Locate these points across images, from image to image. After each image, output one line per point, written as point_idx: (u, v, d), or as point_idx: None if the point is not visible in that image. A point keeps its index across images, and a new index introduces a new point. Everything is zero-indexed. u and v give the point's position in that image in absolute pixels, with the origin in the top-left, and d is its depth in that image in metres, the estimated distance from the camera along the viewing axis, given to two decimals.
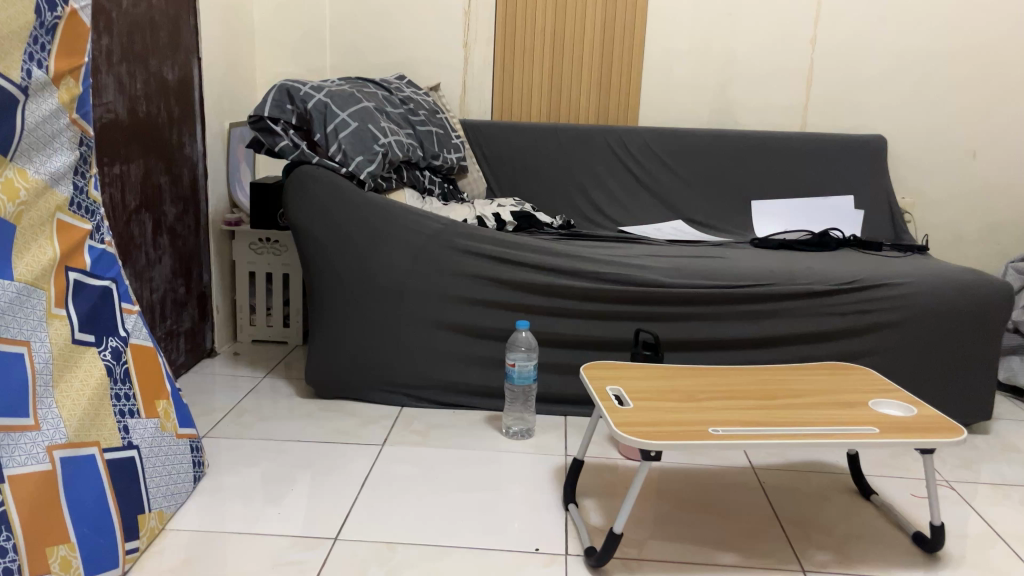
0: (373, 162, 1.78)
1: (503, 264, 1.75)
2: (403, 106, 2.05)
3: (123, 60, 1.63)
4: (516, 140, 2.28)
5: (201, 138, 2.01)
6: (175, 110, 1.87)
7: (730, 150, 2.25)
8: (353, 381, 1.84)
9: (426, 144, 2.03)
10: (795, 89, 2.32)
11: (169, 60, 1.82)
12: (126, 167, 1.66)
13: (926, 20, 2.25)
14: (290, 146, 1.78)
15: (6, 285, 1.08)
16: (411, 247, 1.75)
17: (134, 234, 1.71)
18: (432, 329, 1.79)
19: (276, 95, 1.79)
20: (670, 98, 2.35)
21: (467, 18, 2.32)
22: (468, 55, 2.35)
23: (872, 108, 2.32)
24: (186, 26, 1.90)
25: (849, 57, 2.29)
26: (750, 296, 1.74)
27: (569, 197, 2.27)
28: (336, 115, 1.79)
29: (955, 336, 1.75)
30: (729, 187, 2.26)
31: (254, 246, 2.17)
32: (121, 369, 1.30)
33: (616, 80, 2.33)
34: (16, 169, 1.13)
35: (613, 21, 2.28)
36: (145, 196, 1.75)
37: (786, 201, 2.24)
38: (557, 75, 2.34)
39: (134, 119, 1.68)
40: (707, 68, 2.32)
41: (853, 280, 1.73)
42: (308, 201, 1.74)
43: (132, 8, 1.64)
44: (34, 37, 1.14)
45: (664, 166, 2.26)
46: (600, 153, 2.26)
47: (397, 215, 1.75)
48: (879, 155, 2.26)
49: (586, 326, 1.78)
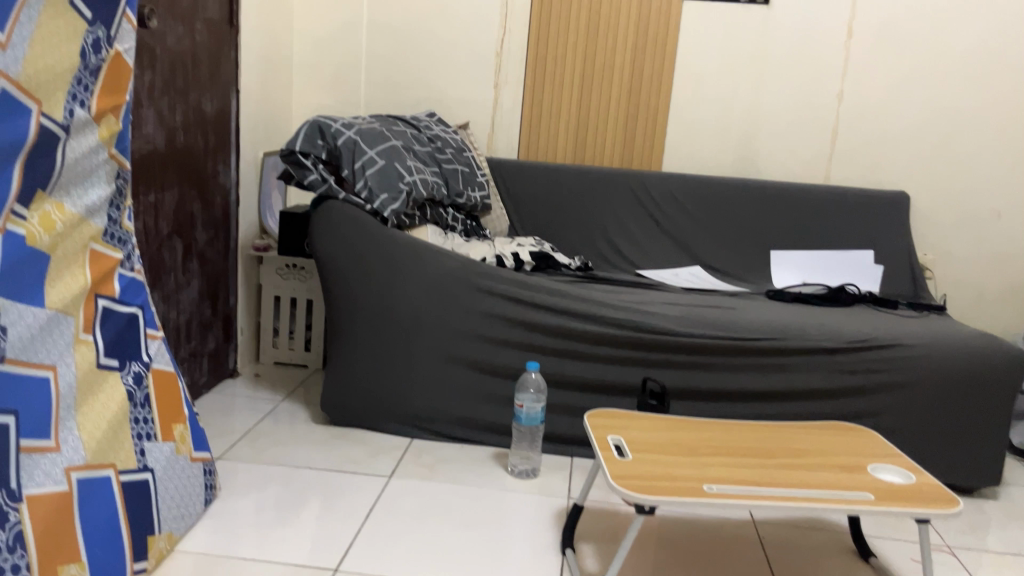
0: (398, 201, 1.85)
1: (518, 304, 1.78)
2: (430, 144, 2.11)
3: (164, 93, 1.69)
4: (541, 179, 2.33)
5: (235, 166, 2.08)
6: (212, 140, 1.94)
7: (752, 199, 2.27)
8: (367, 411, 1.88)
9: (451, 182, 2.09)
10: (820, 140, 2.32)
11: (208, 92, 1.89)
12: (162, 195, 1.73)
13: (953, 78, 2.26)
14: (319, 180, 1.86)
15: (36, 312, 1.15)
16: (429, 282, 1.80)
17: (165, 259, 1.77)
18: (445, 364, 1.83)
19: (308, 131, 1.88)
20: (695, 144, 2.36)
21: (499, 60, 2.38)
22: (498, 95, 2.40)
23: (897, 164, 2.32)
24: (227, 61, 1.98)
25: (876, 111, 2.30)
26: (762, 350, 1.75)
27: (591, 238, 2.31)
28: (363, 152, 1.86)
29: (964, 399, 1.74)
30: (749, 236, 2.27)
31: (280, 271, 2.24)
32: (141, 393, 1.36)
33: (642, 126, 2.36)
34: (54, 204, 1.20)
35: (641, 69, 2.32)
36: (178, 222, 1.81)
37: (805, 252, 2.25)
38: (584, 118, 2.38)
39: (172, 149, 1.75)
40: (732, 115, 2.33)
41: (864, 339, 1.74)
42: (333, 233, 1.82)
43: (175, 45, 1.71)
44: (78, 78, 1.22)
45: (685, 212, 2.29)
46: (622, 197, 2.30)
47: (417, 251, 1.81)
48: (902, 211, 2.26)
49: (597, 371, 1.79)
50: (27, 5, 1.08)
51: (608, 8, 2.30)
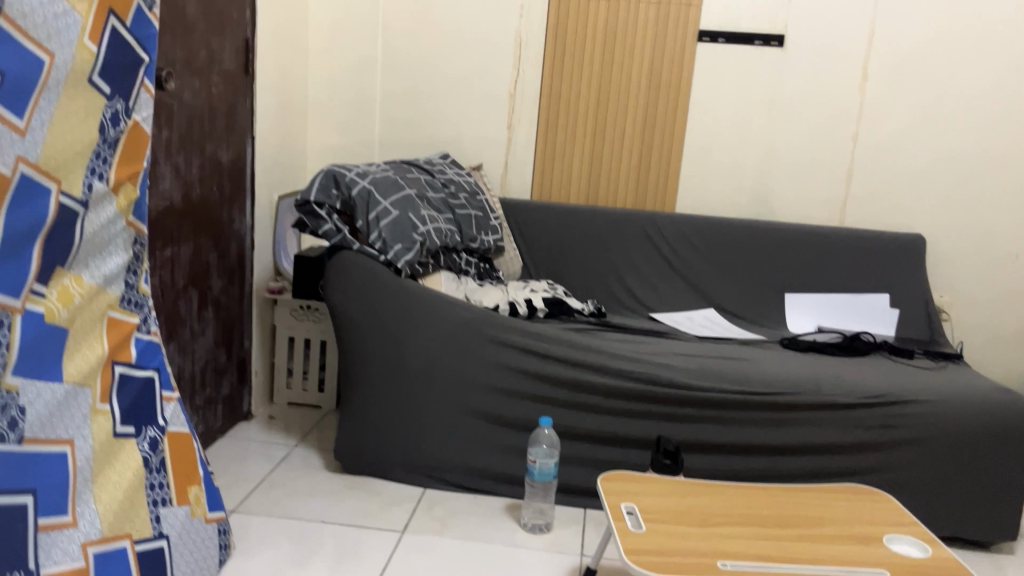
0: (411, 251, 1.85)
1: (532, 357, 1.78)
2: (444, 190, 2.12)
3: (180, 149, 1.71)
4: (554, 221, 2.33)
5: (250, 211, 2.09)
6: (227, 189, 1.95)
7: (766, 241, 2.26)
8: (381, 460, 1.89)
9: (464, 228, 2.10)
10: (835, 181, 2.30)
11: (223, 142, 1.90)
12: (178, 249, 1.74)
13: (970, 119, 2.22)
14: (334, 230, 1.87)
15: (55, 388, 1.16)
16: (443, 334, 1.80)
17: (181, 310, 1.78)
18: (458, 415, 1.83)
19: (322, 180, 1.90)
20: (709, 185, 2.35)
21: (512, 100, 2.38)
22: (511, 135, 2.40)
23: (912, 207, 2.28)
24: (242, 109, 1.99)
25: (891, 153, 2.27)
26: (776, 405, 1.74)
27: (604, 280, 2.30)
28: (378, 203, 1.88)
29: (981, 455, 1.72)
30: (763, 278, 2.26)
31: (294, 312, 2.26)
32: (157, 458, 1.36)
33: (655, 168, 2.35)
34: (72, 277, 1.22)
35: (655, 110, 2.32)
36: (194, 273, 1.82)
37: (817, 295, 2.24)
38: (597, 159, 2.37)
39: (188, 202, 1.77)
40: (746, 157, 2.32)
41: (879, 395, 1.73)
42: (346, 284, 1.82)
43: (192, 100, 1.73)
44: (97, 152, 1.24)
45: (699, 254, 2.28)
46: (636, 239, 2.30)
47: (431, 302, 1.81)
48: (918, 254, 2.24)
49: (610, 424, 1.79)
50: (47, 89, 1.09)
51: (621, 50, 2.29)
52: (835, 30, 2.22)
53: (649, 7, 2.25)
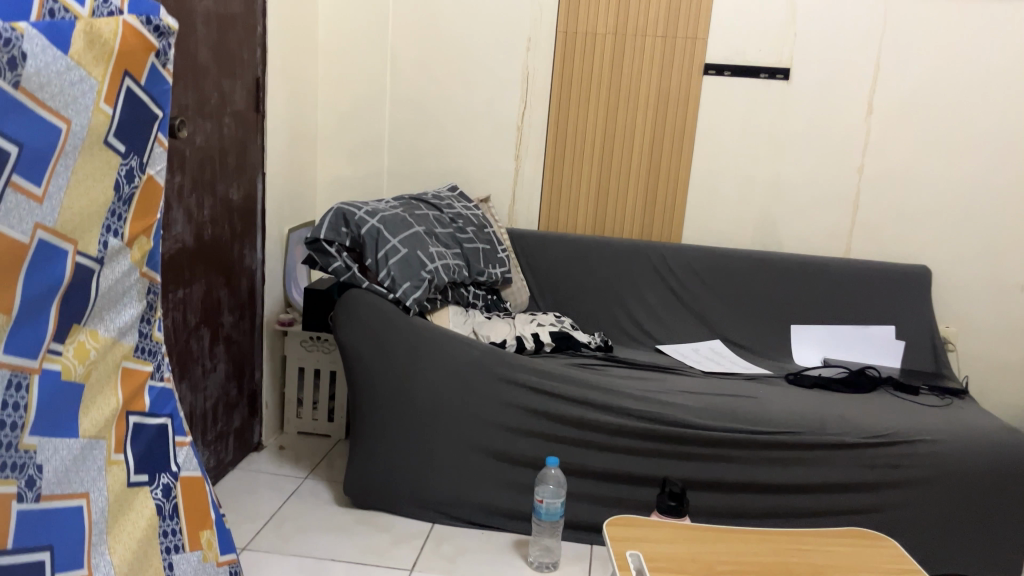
0: (420, 289, 1.88)
1: (538, 395, 1.79)
2: (452, 224, 2.15)
3: (192, 192, 1.74)
4: (561, 252, 2.34)
5: (261, 246, 2.12)
6: (239, 226, 1.98)
7: (773, 273, 2.27)
8: (390, 496, 1.91)
9: (472, 262, 2.13)
10: (841, 212, 2.31)
11: (235, 181, 1.93)
12: (189, 289, 1.77)
13: (977, 151, 2.23)
14: (343, 267, 1.90)
15: (71, 443, 1.19)
16: (450, 371, 1.82)
17: (193, 349, 1.81)
18: (466, 451, 1.84)
19: (332, 218, 1.94)
20: (715, 216, 2.37)
21: (520, 132, 2.40)
22: (518, 167, 2.42)
23: (918, 239, 2.29)
24: (254, 146, 2.02)
25: (896, 185, 2.28)
26: (781, 443, 1.75)
27: (611, 310, 2.32)
28: (387, 241, 1.91)
29: (986, 494, 1.73)
30: (769, 310, 2.27)
31: (305, 343, 2.28)
32: (170, 504, 1.38)
33: (662, 200, 2.37)
34: (88, 332, 1.24)
35: (661, 142, 2.33)
36: (205, 312, 1.85)
37: (823, 328, 2.25)
38: (604, 190, 2.39)
39: (200, 243, 1.80)
40: (752, 189, 2.33)
41: (884, 434, 1.74)
42: (356, 322, 1.85)
43: (204, 143, 1.76)
44: (113, 210, 1.26)
45: (705, 285, 2.29)
46: (643, 270, 2.31)
47: (439, 339, 1.83)
48: (924, 286, 2.24)
49: (617, 461, 1.80)
50: (63, 156, 1.11)
51: (628, 82, 2.32)
52: (840, 62, 2.24)
53: (655, 41, 2.27)
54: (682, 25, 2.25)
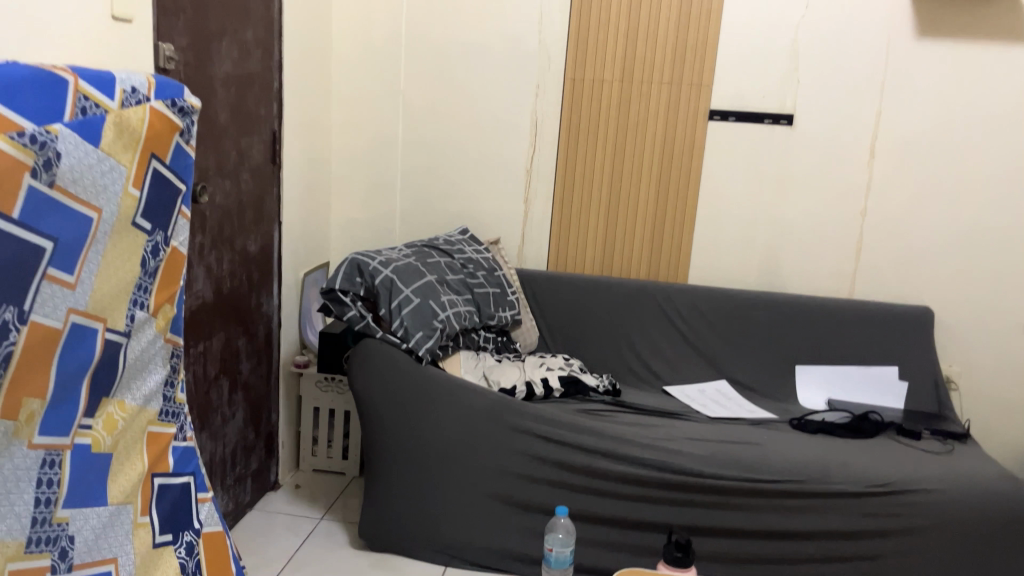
0: (432, 338, 1.94)
1: (548, 443, 1.84)
2: (463, 270, 2.22)
3: (213, 248, 1.80)
4: (569, 293, 2.39)
5: (277, 292, 2.18)
6: (256, 276, 2.04)
7: (778, 314, 2.31)
8: (403, 540, 1.95)
9: (483, 307, 2.18)
10: (845, 254, 2.35)
11: (253, 234, 2.00)
12: (209, 342, 1.83)
13: (978, 195, 2.26)
14: (357, 317, 1.96)
15: (100, 510, 1.22)
16: (462, 420, 1.87)
17: (212, 399, 1.87)
18: (477, 498, 1.89)
19: (347, 269, 2.02)
20: (720, 257, 2.41)
21: (529, 175, 2.46)
22: (528, 210, 2.48)
23: (920, 280, 2.33)
24: (271, 197, 2.08)
25: (899, 227, 2.31)
26: (785, 492, 1.79)
27: (619, 350, 2.36)
28: (400, 291, 1.98)
29: (986, 542, 1.76)
30: (775, 351, 2.30)
31: (319, 384, 2.33)
32: (193, 561, 1.38)
33: (668, 242, 2.42)
34: (116, 403, 1.29)
35: (667, 186, 2.39)
36: (224, 362, 1.91)
37: (827, 368, 2.28)
38: (611, 232, 2.44)
39: (219, 296, 1.85)
40: (757, 231, 2.38)
41: (885, 483, 1.77)
42: (370, 371, 1.91)
43: (223, 201, 1.82)
44: (140, 283, 1.31)
45: (711, 326, 2.33)
46: (650, 311, 2.35)
47: (451, 389, 1.88)
48: (927, 327, 2.27)
49: (625, 508, 1.85)
50: (94, 242, 1.17)
51: (634, 128, 2.38)
52: (843, 107, 2.28)
53: (661, 88, 2.34)
54: (687, 72, 2.32)
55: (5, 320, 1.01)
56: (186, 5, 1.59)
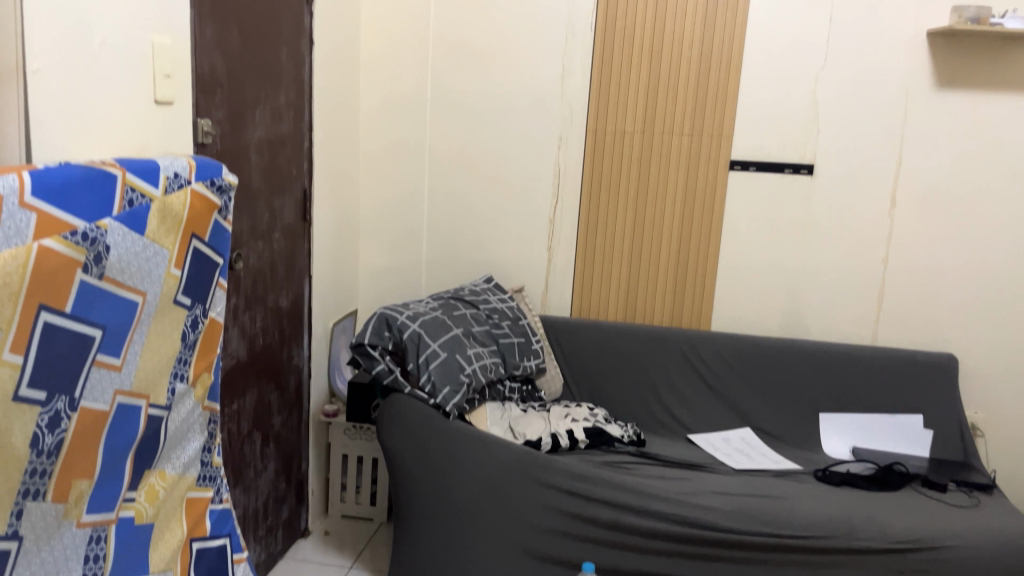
0: (458, 393, 1.99)
1: (574, 497, 1.85)
2: (488, 321, 2.27)
3: (247, 308, 1.85)
4: (594, 340, 2.42)
5: (308, 344, 2.23)
6: (288, 329, 2.09)
7: (804, 362, 2.30)
8: None
9: (508, 357, 2.23)
10: (867, 302, 2.36)
11: (284, 290, 2.05)
12: (244, 400, 1.88)
13: (1001, 242, 2.27)
14: (385, 370, 2.02)
15: None
16: (489, 474, 1.89)
17: (246, 454, 1.91)
18: (505, 552, 1.90)
19: (376, 323, 2.08)
20: (743, 305, 2.43)
21: (552, 224, 2.51)
22: (551, 258, 2.52)
23: (943, 327, 2.33)
24: (302, 254, 2.14)
25: (921, 275, 2.32)
26: (811, 548, 1.79)
27: (643, 398, 2.37)
28: (427, 345, 2.03)
29: None
30: (800, 400, 2.30)
31: (347, 432, 2.37)
32: None
33: (691, 289, 2.45)
34: (157, 474, 1.32)
35: (689, 234, 2.42)
36: (257, 417, 1.96)
37: (852, 416, 2.27)
38: (635, 279, 2.48)
39: (253, 353, 1.91)
40: (779, 278, 2.40)
41: (911, 539, 1.78)
42: (398, 425, 1.97)
43: (257, 261, 1.88)
44: (181, 357, 1.34)
45: (735, 374, 2.34)
46: (673, 359, 2.37)
47: (479, 443, 1.91)
48: (951, 375, 2.27)
49: (651, 562, 1.86)
50: (140, 323, 1.20)
51: (656, 178, 2.42)
52: (863, 157, 2.30)
53: (682, 139, 2.38)
54: (709, 123, 2.36)
55: (57, 409, 1.05)
56: (223, 79, 1.65)
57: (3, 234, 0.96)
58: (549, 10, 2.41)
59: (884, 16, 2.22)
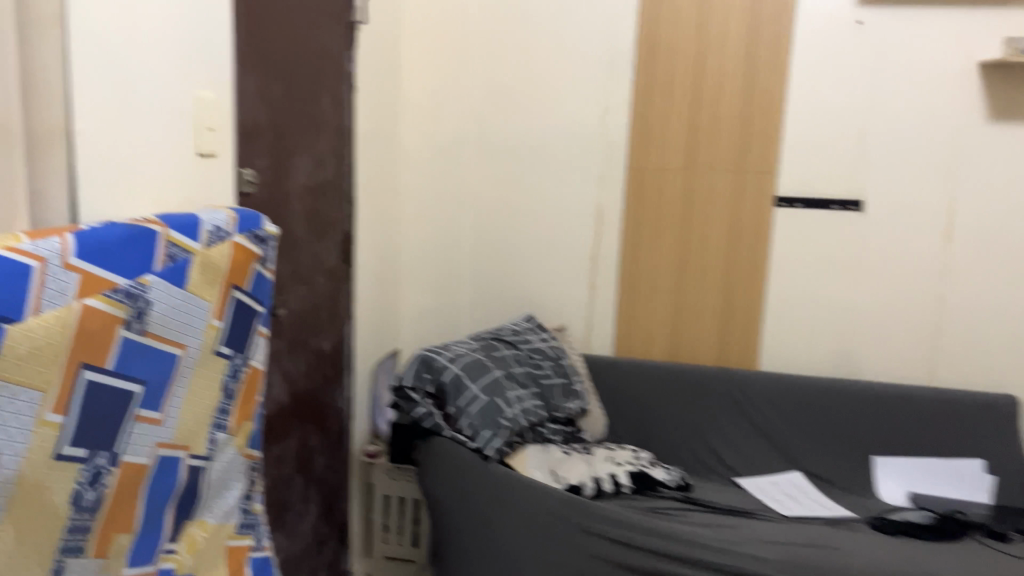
0: (498, 435, 1.96)
1: (617, 545, 1.75)
2: (529, 362, 2.26)
3: (289, 353, 1.87)
4: (638, 382, 2.38)
5: (350, 385, 2.24)
6: (330, 372, 2.10)
7: (857, 403, 2.23)
8: None
9: (549, 399, 2.21)
10: (921, 342, 2.29)
11: (327, 332, 2.06)
12: (285, 444, 1.88)
13: None
14: (426, 414, 2.00)
15: None
16: (529, 521, 1.83)
17: (288, 498, 1.91)
18: None
19: (417, 365, 2.07)
20: (790, 344, 2.38)
21: (594, 263, 2.49)
22: (593, 297, 2.50)
23: (1003, 367, 2.24)
24: (344, 296, 2.16)
25: (978, 313, 2.24)
26: None
27: (689, 442, 2.32)
28: (467, 388, 2.02)
29: None
30: (853, 443, 2.22)
31: (390, 473, 2.36)
32: None
33: (737, 328, 2.40)
34: (196, 523, 1.28)
35: (734, 272, 2.38)
36: (299, 460, 1.96)
37: (909, 460, 2.18)
38: (680, 318, 2.44)
39: (295, 397, 1.92)
40: (829, 316, 2.34)
41: None
42: (437, 469, 1.98)
43: (300, 306, 1.90)
44: (220, 407, 1.31)
45: (783, 416, 2.27)
46: (719, 401, 2.32)
47: (518, 489, 1.85)
48: (1013, 418, 2.17)
49: None
50: (178, 378, 1.18)
51: (700, 216, 2.38)
52: (913, 192, 2.24)
53: (726, 175, 2.35)
54: (753, 159, 2.32)
55: (98, 466, 1.03)
56: (266, 129, 1.68)
57: (48, 296, 0.95)
58: (589, 49, 2.41)
59: (933, 48, 2.17)
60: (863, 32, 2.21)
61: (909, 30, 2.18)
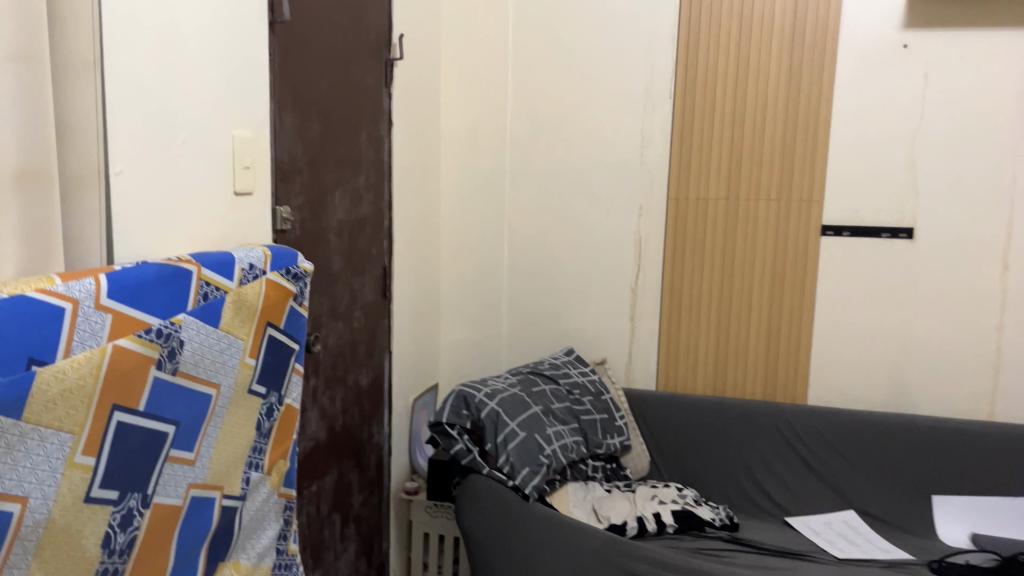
0: (538, 474, 1.91)
1: None
2: (569, 397, 2.21)
3: (326, 389, 1.85)
4: (682, 417, 2.33)
5: (388, 421, 2.22)
6: (367, 408, 2.09)
7: (913, 439, 2.13)
8: None
9: (590, 435, 2.15)
10: (980, 374, 2.18)
11: (365, 368, 2.05)
12: (323, 481, 1.86)
13: None
14: (464, 450, 1.98)
15: None
16: (573, 562, 1.76)
17: (326, 537, 1.89)
18: None
19: (454, 402, 2.05)
20: (840, 377, 2.30)
21: (634, 295, 2.45)
22: (634, 329, 2.46)
23: None
24: (382, 331, 2.15)
25: None
26: None
27: (736, 479, 2.25)
28: (506, 425, 1.98)
29: None
30: (910, 481, 2.12)
31: (429, 509, 2.31)
32: None
33: (784, 360, 2.33)
34: (232, 565, 1.24)
35: (780, 303, 2.31)
36: (337, 498, 1.94)
37: (971, 499, 2.06)
38: (724, 350, 2.38)
39: (332, 434, 1.90)
40: (880, 348, 2.26)
41: None
42: (476, 507, 1.93)
43: (337, 342, 1.89)
44: (254, 446, 1.29)
45: (835, 452, 2.19)
46: (767, 436, 2.25)
47: (561, 528, 1.79)
48: None
49: None
50: (213, 417, 1.16)
51: (743, 245, 2.33)
52: (967, 218, 2.16)
53: (769, 204, 2.29)
54: (797, 187, 2.26)
55: (129, 507, 1.00)
56: (302, 167, 1.69)
57: (79, 337, 0.92)
58: (628, 80, 2.39)
59: (985, 70, 2.10)
60: (909, 56, 2.15)
61: (958, 53, 2.12)
